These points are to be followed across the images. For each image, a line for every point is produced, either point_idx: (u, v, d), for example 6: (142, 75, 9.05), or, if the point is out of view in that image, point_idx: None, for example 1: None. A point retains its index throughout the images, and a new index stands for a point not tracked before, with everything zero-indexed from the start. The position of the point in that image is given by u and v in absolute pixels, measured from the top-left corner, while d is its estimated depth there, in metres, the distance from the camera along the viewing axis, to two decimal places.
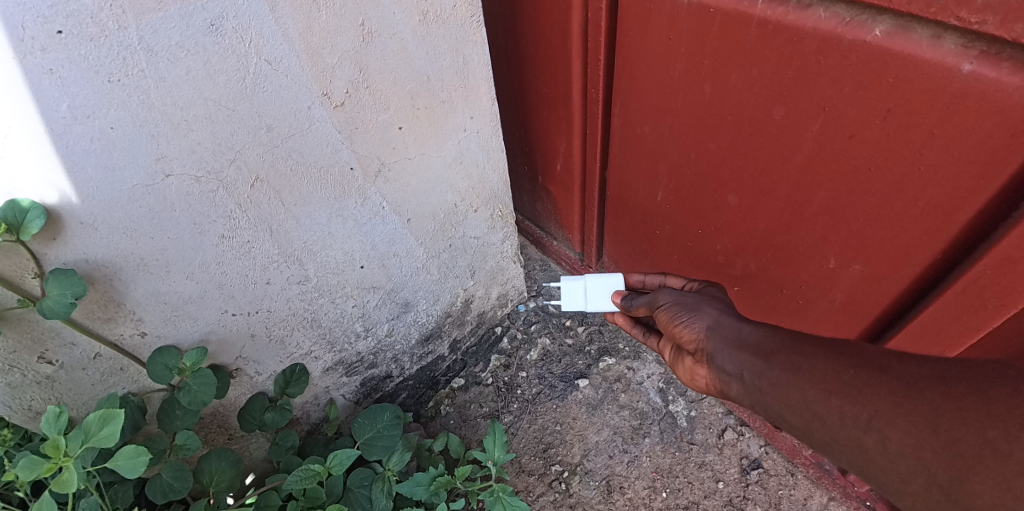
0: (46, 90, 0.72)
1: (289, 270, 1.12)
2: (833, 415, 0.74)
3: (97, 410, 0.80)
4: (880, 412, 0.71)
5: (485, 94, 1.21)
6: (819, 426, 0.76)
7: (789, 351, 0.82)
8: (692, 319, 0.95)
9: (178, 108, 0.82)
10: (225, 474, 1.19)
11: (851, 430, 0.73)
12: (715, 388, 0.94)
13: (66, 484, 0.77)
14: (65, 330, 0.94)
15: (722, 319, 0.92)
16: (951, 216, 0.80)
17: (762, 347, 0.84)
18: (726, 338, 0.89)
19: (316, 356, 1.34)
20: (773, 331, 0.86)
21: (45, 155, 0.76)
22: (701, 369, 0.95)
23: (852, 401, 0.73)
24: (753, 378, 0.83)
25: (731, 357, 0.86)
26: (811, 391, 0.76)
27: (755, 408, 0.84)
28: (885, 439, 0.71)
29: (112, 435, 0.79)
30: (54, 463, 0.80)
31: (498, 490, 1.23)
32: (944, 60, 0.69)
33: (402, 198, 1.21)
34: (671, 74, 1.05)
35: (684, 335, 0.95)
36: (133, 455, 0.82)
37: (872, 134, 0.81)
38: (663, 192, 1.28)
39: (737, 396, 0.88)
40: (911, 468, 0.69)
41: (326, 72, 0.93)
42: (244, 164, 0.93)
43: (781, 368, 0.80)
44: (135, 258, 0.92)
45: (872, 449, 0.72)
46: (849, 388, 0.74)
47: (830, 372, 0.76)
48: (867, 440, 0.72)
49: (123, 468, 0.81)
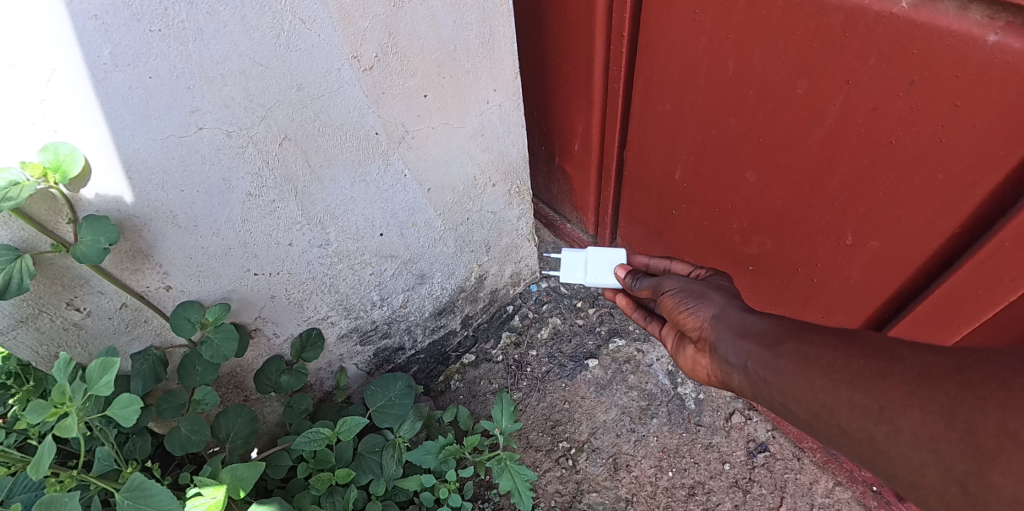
0: (90, 36, 0.73)
1: (311, 233, 1.15)
2: (843, 405, 0.73)
3: (98, 359, 0.83)
4: (892, 403, 0.69)
5: (509, 68, 1.23)
6: (826, 417, 0.75)
7: (795, 340, 0.81)
8: (697, 306, 0.96)
9: (214, 62, 0.84)
10: (242, 430, 1.22)
11: (861, 422, 0.71)
12: (716, 379, 0.94)
13: (66, 430, 0.79)
14: (94, 279, 0.97)
15: (728, 309, 0.93)
16: (970, 189, 0.81)
17: (767, 336, 0.84)
18: (729, 328, 0.89)
19: (332, 322, 1.36)
20: (778, 321, 0.86)
21: (86, 102, 0.78)
22: (703, 359, 0.96)
23: (861, 391, 0.71)
24: (756, 368, 0.83)
25: (734, 347, 0.87)
26: (819, 381, 0.75)
27: (759, 398, 0.84)
28: (896, 430, 0.68)
29: (109, 383, 0.81)
30: (60, 409, 0.83)
31: (505, 459, 1.26)
32: (969, 31, 0.70)
33: (423, 166, 1.23)
34: (695, 50, 1.06)
35: (689, 322, 0.96)
36: (128, 405, 0.84)
37: (894, 107, 0.82)
38: (681, 170, 1.30)
39: (738, 387, 0.88)
40: (925, 460, 0.66)
41: (357, 35, 0.95)
42: (274, 123, 0.95)
43: (787, 358, 0.79)
44: (165, 210, 0.94)
45: (883, 442, 0.69)
46: (859, 378, 0.72)
47: (839, 361, 0.75)
48: (878, 432, 0.70)
49: (119, 417, 0.83)
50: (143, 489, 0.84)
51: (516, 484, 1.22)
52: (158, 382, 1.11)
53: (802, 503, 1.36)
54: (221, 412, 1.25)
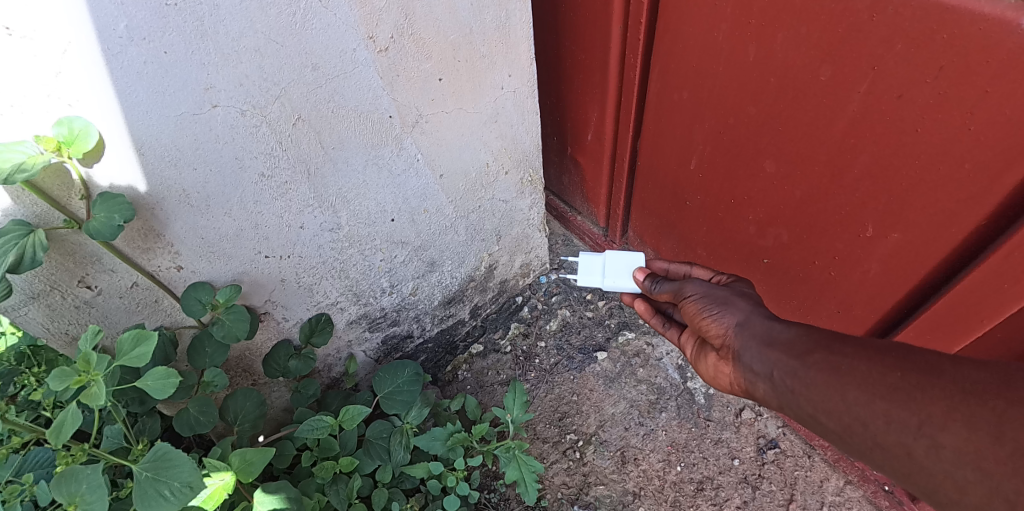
0: (105, 9, 0.72)
1: (323, 217, 1.14)
2: (878, 419, 0.70)
3: (130, 330, 0.85)
4: (932, 417, 0.66)
5: (525, 52, 1.22)
6: (860, 431, 0.72)
7: (825, 351, 0.78)
8: (720, 313, 0.93)
9: (230, 38, 0.83)
10: (250, 413, 1.23)
11: (899, 436, 0.69)
12: (738, 388, 0.91)
13: (94, 398, 0.82)
14: (106, 256, 0.96)
15: (752, 317, 0.89)
16: (997, 179, 0.78)
17: (795, 346, 0.81)
18: (754, 337, 0.86)
19: (341, 308, 1.36)
20: (807, 330, 0.83)
21: (99, 78, 0.78)
22: (725, 367, 0.93)
23: (899, 404, 0.69)
24: (783, 378, 0.80)
25: (759, 356, 0.84)
26: (852, 393, 0.72)
27: (784, 408, 0.81)
28: (938, 445, 0.66)
29: (145, 356, 0.84)
30: (84, 378, 0.84)
31: (514, 448, 1.24)
32: (1002, 15, 0.67)
33: (436, 151, 1.22)
34: (715, 36, 1.05)
35: (711, 329, 0.93)
36: (162, 377, 0.87)
37: (921, 95, 0.80)
38: (696, 160, 1.28)
39: (762, 396, 0.85)
40: (969, 478, 0.63)
41: (373, 15, 0.94)
42: (288, 102, 0.94)
43: (817, 369, 0.76)
44: (177, 189, 0.94)
45: (923, 458, 0.67)
46: (896, 391, 0.70)
47: (874, 373, 0.72)
48: (917, 447, 0.67)
49: (154, 389, 0.86)
50: (165, 460, 0.85)
51: (523, 474, 1.21)
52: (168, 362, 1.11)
53: (813, 500, 1.34)
54: (230, 395, 1.25)
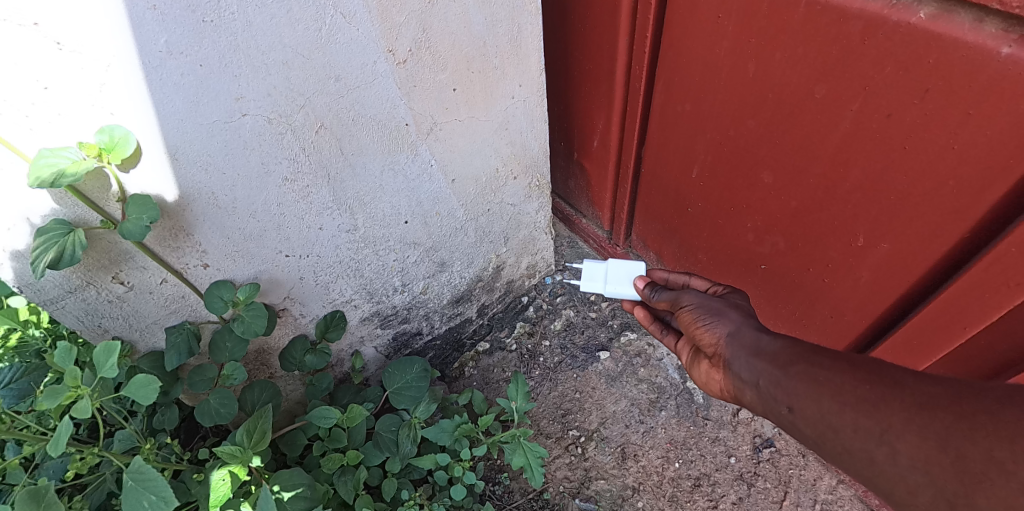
0: (147, 24, 0.78)
1: (341, 219, 1.20)
2: (847, 426, 0.75)
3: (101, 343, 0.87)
4: (892, 426, 0.72)
5: (535, 64, 1.27)
6: (832, 437, 0.77)
7: (805, 363, 0.83)
8: (714, 323, 0.98)
9: (262, 51, 0.89)
10: (265, 404, 1.30)
11: (863, 442, 0.74)
12: (728, 394, 0.96)
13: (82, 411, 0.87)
14: (139, 255, 1.02)
15: (743, 328, 0.95)
16: (980, 195, 0.83)
17: (779, 357, 0.85)
18: (744, 346, 0.91)
19: (355, 305, 1.42)
20: (791, 342, 0.87)
21: (139, 90, 0.83)
22: (716, 373, 0.98)
23: (866, 414, 0.74)
24: (768, 387, 0.85)
25: (748, 364, 0.89)
26: (826, 402, 0.77)
27: (769, 415, 0.86)
28: (895, 452, 0.71)
29: (115, 366, 0.87)
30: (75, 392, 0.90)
31: (519, 436, 1.30)
32: (984, 43, 0.72)
33: (449, 157, 1.27)
34: (716, 52, 1.10)
35: (705, 337, 0.99)
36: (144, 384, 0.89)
37: (908, 115, 0.85)
38: (697, 169, 1.33)
39: (749, 402, 0.91)
40: (919, 481, 0.70)
41: (394, 29, 0.99)
42: (312, 112, 1.00)
43: (798, 379, 0.81)
44: (206, 191, 0.99)
45: (882, 462, 0.72)
46: (864, 402, 0.75)
47: (847, 386, 0.77)
48: (878, 453, 0.73)
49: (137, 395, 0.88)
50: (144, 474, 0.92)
51: (529, 461, 1.27)
52: (191, 356, 1.17)
53: (806, 498, 1.39)
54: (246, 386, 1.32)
